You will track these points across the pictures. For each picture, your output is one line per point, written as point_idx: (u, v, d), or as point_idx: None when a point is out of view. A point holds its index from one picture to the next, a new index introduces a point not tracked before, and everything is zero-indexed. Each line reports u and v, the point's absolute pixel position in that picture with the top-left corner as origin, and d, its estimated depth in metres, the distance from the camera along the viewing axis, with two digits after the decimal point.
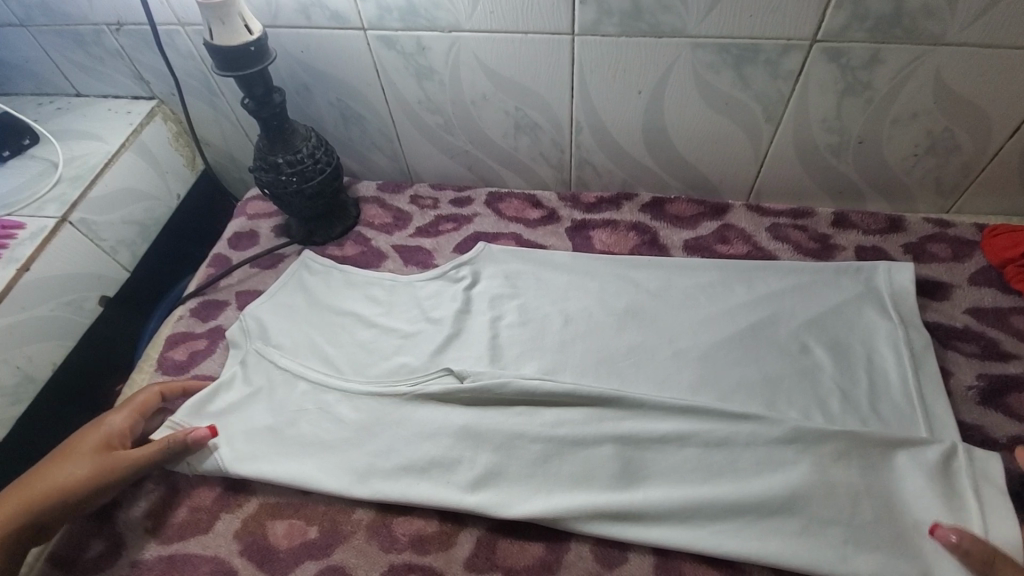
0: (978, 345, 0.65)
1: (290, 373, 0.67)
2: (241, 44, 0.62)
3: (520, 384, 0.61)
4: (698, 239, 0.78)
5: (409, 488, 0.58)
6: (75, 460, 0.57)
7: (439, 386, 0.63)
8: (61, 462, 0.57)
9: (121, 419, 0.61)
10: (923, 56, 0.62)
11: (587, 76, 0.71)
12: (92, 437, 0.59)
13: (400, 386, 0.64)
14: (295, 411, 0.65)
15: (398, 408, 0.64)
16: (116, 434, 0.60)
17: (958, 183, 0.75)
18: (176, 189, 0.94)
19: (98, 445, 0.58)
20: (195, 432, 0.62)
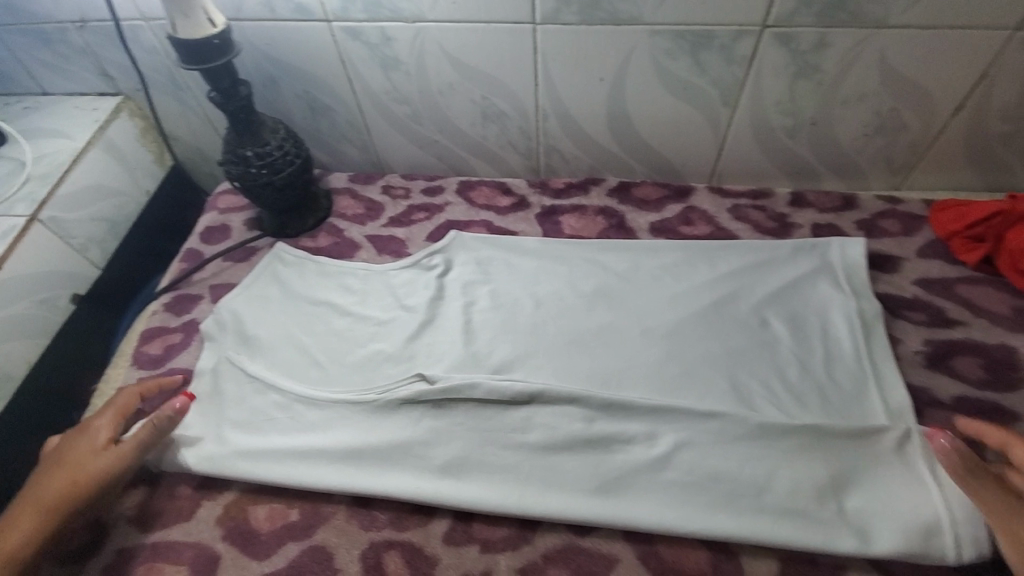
0: (925, 313, 0.69)
1: (258, 379, 0.67)
2: (205, 37, 0.63)
3: (490, 386, 0.62)
4: (664, 221, 0.81)
5: (380, 478, 0.59)
6: (73, 468, 0.56)
7: (407, 390, 0.63)
8: (57, 475, 0.55)
9: (104, 420, 0.60)
10: (867, 39, 0.65)
11: (551, 65, 0.73)
12: (83, 443, 0.58)
13: (370, 395, 0.64)
14: (261, 426, 0.64)
15: (365, 416, 0.64)
16: (103, 434, 0.59)
17: (907, 161, 0.79)
18: (145, 185, 0.93)
19: (91, 449, 0.57)
20: (174, 404, 0.63)
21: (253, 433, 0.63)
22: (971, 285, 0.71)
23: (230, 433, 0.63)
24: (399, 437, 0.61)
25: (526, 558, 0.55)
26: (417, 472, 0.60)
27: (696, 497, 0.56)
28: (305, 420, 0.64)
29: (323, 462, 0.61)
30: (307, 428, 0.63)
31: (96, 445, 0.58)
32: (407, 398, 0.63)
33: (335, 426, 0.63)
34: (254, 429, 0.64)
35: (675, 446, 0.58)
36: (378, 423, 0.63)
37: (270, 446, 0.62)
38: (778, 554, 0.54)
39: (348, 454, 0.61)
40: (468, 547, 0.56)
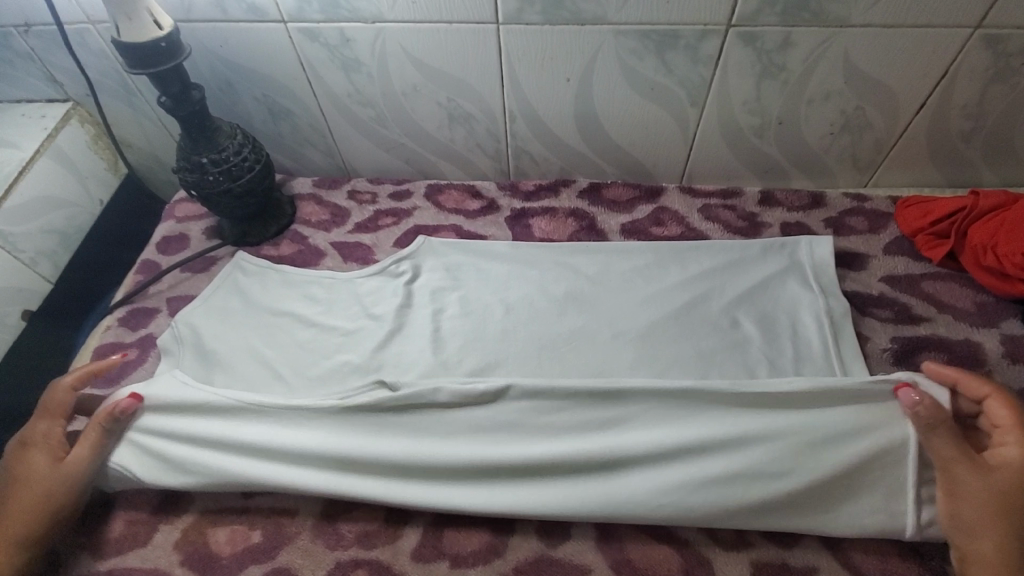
0: (892, 310, 0.69)
1: (191, 388, 0.62)
2: (152, 40, 0.60)
3: (453, 390, 0.59)
4: (635, 222, 0.80)
5: (344, 479, 0.58)
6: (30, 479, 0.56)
7: (365, 398, 0.59)
8: (13, 488, 0.56)
9: (46, 424, 0.60)
10: (830, 38, 0.65)
11: (516, 65, 0.71)
12: (32, 453, 0.58)
13: (328, 400, 0.60)
14: (212, 417, 0.61)
15: (322, 417, 0.60)
16: (51, 438, 0.59)
17: (873, 158, 0.79)
18: (99, 195, 0.89)
19: (44, 458, 0.57)
20: (116, 404, 0.60)
21: (203, 424, 0.60)
22: (936, 281, 0.71)
23: (180, 421, 0.60)
24: (359, 443, 0.58)
25: (497, 571, 0.54)
26: (383, 471, 0.58)
27: None
28: (255, 423, 0.60)
29: (282, 463, 0.59)
30: (258, 427, 0.60)
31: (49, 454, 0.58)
32: (363, 403, 0.59)
33: (286, 432, 0.59)
34: (206, 422, 0.60)
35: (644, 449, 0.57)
36: (335, 427, 0.59)
37: (223, 437, 0.59)
38: (749, 557, 0.53)
39: (308, 458, 0.58)
40: (438, 564, 0.55)
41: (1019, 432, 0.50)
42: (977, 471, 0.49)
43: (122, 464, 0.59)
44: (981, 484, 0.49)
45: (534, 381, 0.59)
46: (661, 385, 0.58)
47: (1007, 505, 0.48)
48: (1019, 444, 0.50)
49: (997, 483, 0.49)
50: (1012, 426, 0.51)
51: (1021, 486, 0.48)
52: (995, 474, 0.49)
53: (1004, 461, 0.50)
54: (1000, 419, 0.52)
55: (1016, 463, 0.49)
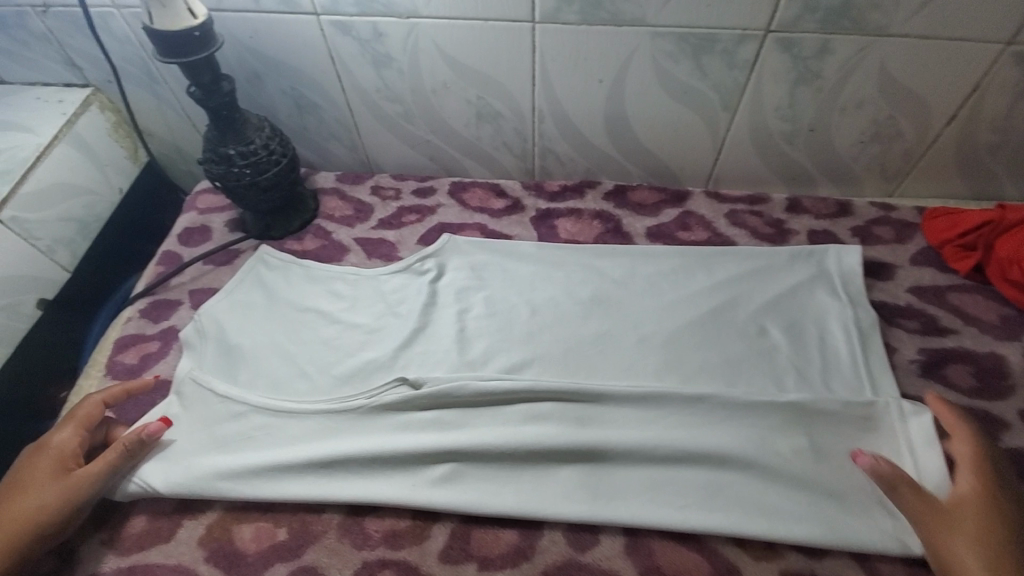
0: (920, 321, 0.69)
1: (231, 399, 0.63)
2: (185, 29, 0.59)
3: (479, 386, 0.61)
4: (661, 226, 0.80)
5: (373, 486, 0.57)
6: (31, 494, 0.53)
7: (394, 396, 0.61)
8: (11, 500, 0.53)
9: (66, 436, 0.57)
10: (867, 47, 0.65)
11: (549, 65, 0.70)
12: (41, 465, 0.55)
13: (356, 401, 0.62)
14: (234, 446, 0.61)
15: (346, 432, 0.61)
16: (65, 454, 0.56)
17: (900, 168, 0.79)
18: (118, 182, 0.88)
19: (51, 474, 0.54)
20: (147, 428, 0.59)
21: (226, 458, 0.59)
22: (961, 293, 0.71)
23: (200, 464, 0.59)
24: (387, 450, 0.58)
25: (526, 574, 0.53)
26: (406, 471, 0.59)
27: (695, 511, 0.55)
28: (282, 437, 0.61)
29: (307, 478, 0.58)
30: (285, 445, 0.60)
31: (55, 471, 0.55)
32: (397, 405, 0.61)
33: (316, 438, 0.60)
34: (237, 428, 0.62)
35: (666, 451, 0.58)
36: (363, 431, 0.61)
37: (245, 470, 0.58)
38: (780, 568, 0.53)
39: (332, 467, 0.58)
40: (466, 566, 0.54)
41: (971, 468, 0.53)
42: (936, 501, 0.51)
43: (147, 478, 0.58)
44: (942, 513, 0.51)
45: (561, 381, 0.61)
46: (682, 401, 0.60)
47: (973, 531, 0.49)
48: (973, 477, 0.52)
49: (968, 514, 0.50)
50: (970, 462, 0.53)
51: (990, 517, 0.49)
52: (965, 508, 0.50)
53: (961, 493, 0.52)
54: (960, 456, 0.54)
55: (976, 497, 0.51)
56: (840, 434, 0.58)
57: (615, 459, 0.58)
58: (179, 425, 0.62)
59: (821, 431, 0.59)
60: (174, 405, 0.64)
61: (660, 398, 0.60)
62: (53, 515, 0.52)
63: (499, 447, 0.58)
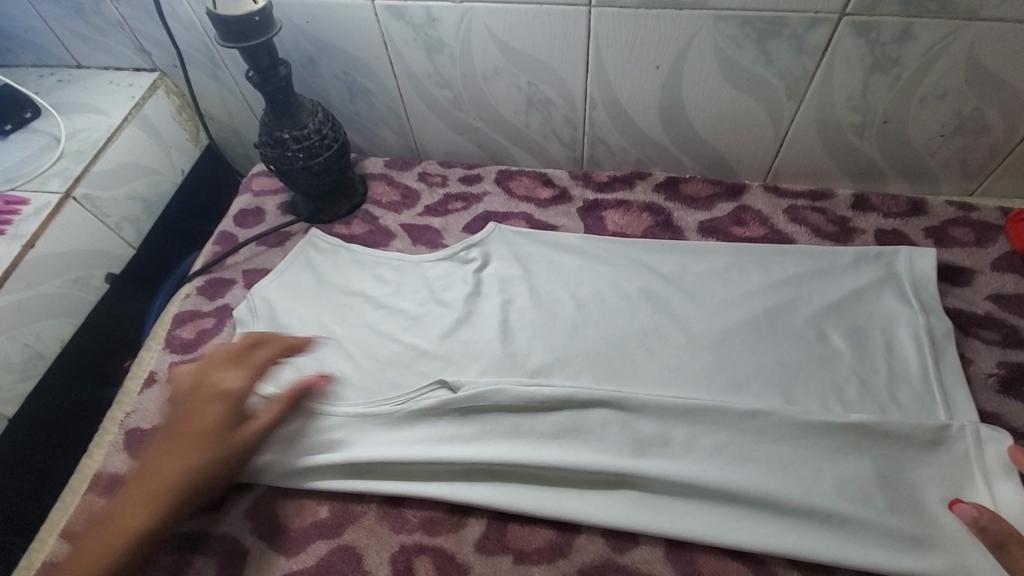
0: (1000, 332, 0.64)
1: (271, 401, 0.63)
2: (246, 14, 0.60)
3: (518, 391, 0.59)
4: (714, 221, 0.77)
5: (411, 482, 0.58)
6: (207, 438, 0.54)
7: (431, 400, 0.60)
8: (172, 451, 0.54)
9: (234, 379, 0.57)
10: (955, 32, 0.59)
11: (603, 50, 0.68)
12: (217, 405, 0.55)
13: (394, 404, 0.61)
14: (274, 447, 0.60)
15: (388, 429, 0.61)
16: (256, 397, 0.56)
17: (984, 165, 0.73)
18: (180, 164, 0.92)
19: (223, 416, 0.55)
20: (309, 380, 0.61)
21: (271, 457, 0.60)
22: None
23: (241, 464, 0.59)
24: (417, 456, 0.58)
25: (562, 572, 0.53)
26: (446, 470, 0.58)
27: (739, 521, 0.53)
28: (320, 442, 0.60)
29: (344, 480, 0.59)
30: (323, 445, 0.60)
31: (232, 416, 0.56)
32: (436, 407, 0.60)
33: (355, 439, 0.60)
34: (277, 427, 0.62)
35: (710, 453, 0.56)
36: (400, 434, 0.60)
37: (276, 475, 0.59)
38: None
39: (371, 471, 0.59)
40: (502, 557, 0.54)
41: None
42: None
43: None
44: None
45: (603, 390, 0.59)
46: (733, 407, 0.57)
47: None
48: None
49: None
50: None
51: None
52: None
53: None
54: None
55: None
56: (905, 451, 0.54)
57: (660, 465, 0.55)
58: None
59: (884, 444, 0.55)
60: None
61: (707, 399, 0.58)
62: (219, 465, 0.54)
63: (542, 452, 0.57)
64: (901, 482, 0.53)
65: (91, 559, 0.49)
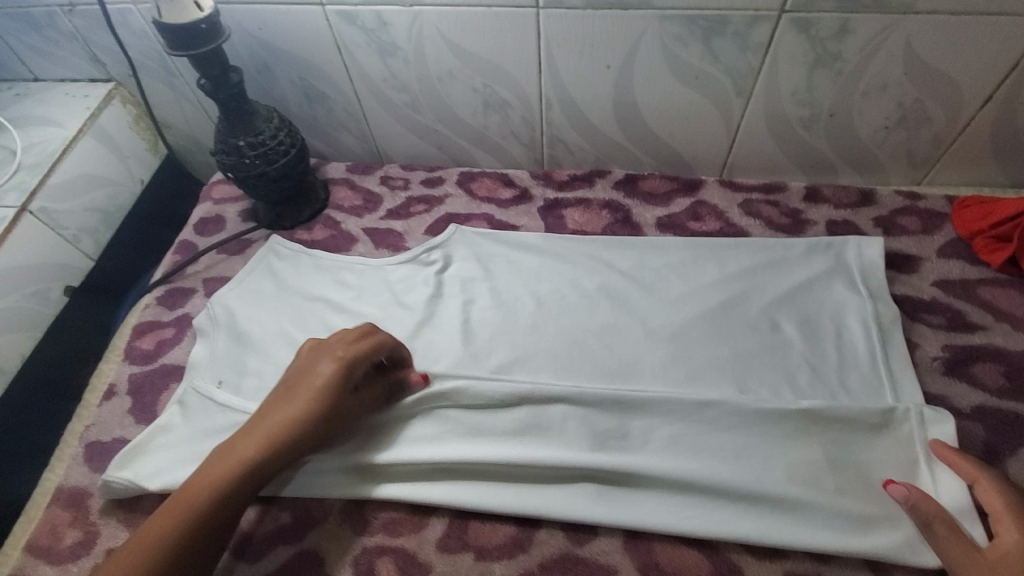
0: (945, 316, 0.65)
1: (230, 409, 0.63)
2: (191, 22, 0.60)
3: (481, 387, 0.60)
4: (671, 216, 0.78)
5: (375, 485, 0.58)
6: (309, 390, 0.55)
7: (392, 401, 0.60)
8: (258, 424, 0.54)
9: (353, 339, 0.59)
10: (891, 26, 0.61)
11: (554, 51, 0.69)
12: (323, 362, 0.57)
13: None
14: None
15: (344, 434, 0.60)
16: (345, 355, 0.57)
17: (929, 155, 0.75)
18: (139, 174, 0.91)
19: (337, 372, 0.56)
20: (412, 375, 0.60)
21: None
22: (994, 287, 0.67)
23: None
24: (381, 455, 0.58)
25: (522, 567, 0.53)
26: (409, 470, 0.59)
27: (693, 511, 0.54)
28: None
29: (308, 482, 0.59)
30: None
31: (346, 375, 0.56)
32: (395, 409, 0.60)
33: None
34: None
35: (666, 440, 0.57)
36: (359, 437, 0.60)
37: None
38: (784, 570, 0.51)
39: (333, 474, 0.59)
40: (463, 555, 0.54)
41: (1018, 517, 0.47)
42: (977, 553, 0.47)
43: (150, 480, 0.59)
44: (983, 565, 0.46)
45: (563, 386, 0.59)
46: (686, 397, 0.58)
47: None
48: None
49: None
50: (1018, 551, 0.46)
51: None
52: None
53: (1005, 546, 0.47)
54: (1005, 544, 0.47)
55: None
56: (852, 435, 0.56)
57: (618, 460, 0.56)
58: (171, 439, 0.62)
59: (833, 429, 0.56)
60: (176, 414, 0.64)
61: (662, 390, 0.59)
62: (295, 441, 0.54)
63: (503, 451, 0.57)
64: (850, 463, 0.55)
65: (184, 497, 0.50)
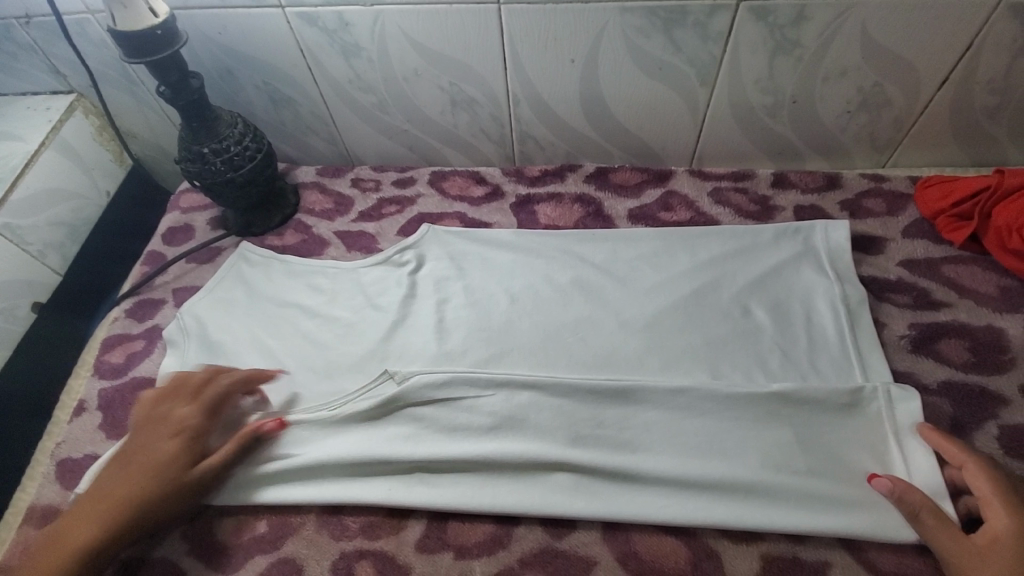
0: (911, 295, 0.67)
1: None
2: (147, 28, 0.59)
3: (461, 379, 0.60)
4: (642, 208, 0.78)
5: (355, 487, 0.58)
6: (147, 464, 0.55)
7: (366, 403, 0.60)
8: (92, 501, 0.53)
9: (190, 411, 0.58)
10: (846, 12, 0.62)
11: (518, 47, 0.69)
12: (160, 439, 0.56)
13: (321, 412, 0.61)
14: None
15: (320, 439, 0.60)
16: (185, 430, 0.57)
17: (891, 137, 0.76)
18: (105, 185, 0.90)
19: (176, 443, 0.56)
20: (262, 424, 0.59)
21: None
22: (957, 265, 0.68)
23: None
24: (362, 454, 0.58)
25: (502, 563, 0.53)
26: (389, 471, 0.58)
27: (669, 500, 0.54)
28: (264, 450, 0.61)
29: (289, 488, 0.58)
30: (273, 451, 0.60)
31: (188, 446, 0.56)
32: (371, 411, 0.60)
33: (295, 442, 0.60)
34: None
35: (641, 428, 0.58)
36: (337, 439, 0.60)
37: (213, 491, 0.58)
38: (759, 553, 0.52)
39: (311, 477, 0.59)
40: (443, 554, 0.54)
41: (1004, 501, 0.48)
42: (967, 539, 0.47)
43: None
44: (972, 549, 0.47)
45: (535, 374, 0.61)
46: (657, 384, 0.59)
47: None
48: (1012, 516, 0.47)
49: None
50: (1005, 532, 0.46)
51: None
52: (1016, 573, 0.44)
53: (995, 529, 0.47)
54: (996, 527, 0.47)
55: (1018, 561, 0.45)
56: (822, 415, 0.57)
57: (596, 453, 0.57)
58: None
59: (804, 411, 0.57)
60: None
61: (636, 379, 0.60)
62: (136, 515, 0.53)
63: (481, 450, 0.57)
64: (821, 443, 0.56)
65: None
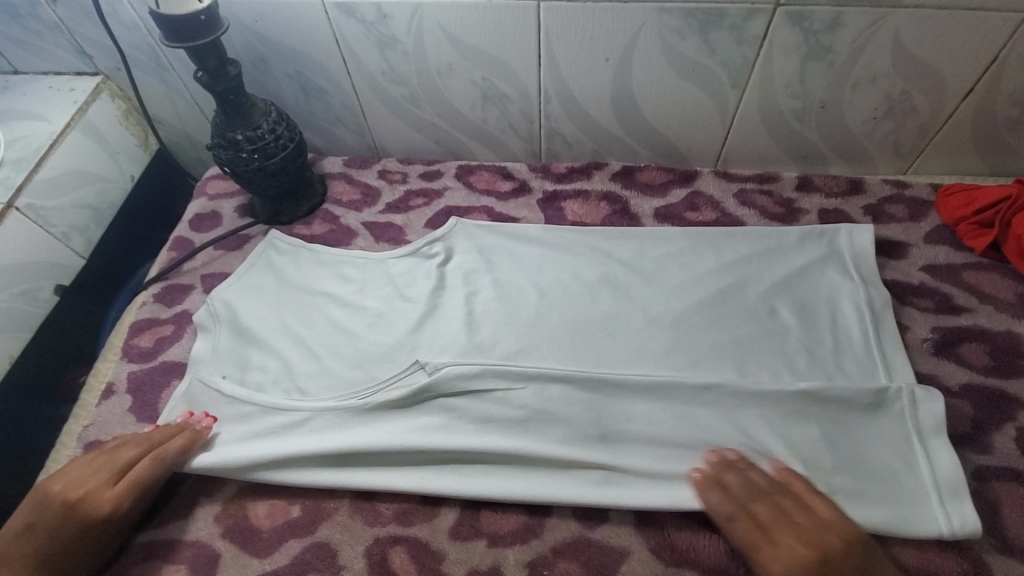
0: (933, 299, 0.68)
1: (238, 401, 0.63)
2: (190, 13, 0.59)
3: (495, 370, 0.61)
4: (669, 207, 0.79)
5: (388, 475, 0.58)
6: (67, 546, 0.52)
7: (399, 391, 0.61)
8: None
9: (119, 501, 0.54)
10: (881, 19, 0.63)
11: (554, 45, 0.70)
12: (82, 521, 0.52)
13: (352, 399, 0.62)
14: (246, 441, 0.60)
15: (353, 426, 0.61)
16: (115, 514, 0.54)
17: (915, 145, 0.77)
18: (129, 170, 0.90)
19: (103, 527, 0.53)
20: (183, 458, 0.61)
21: (245, 449, 0.59)
22: (977, 271, 0.70)
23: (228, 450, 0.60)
24: (396, 442, 0.58)
25: (536, 551, 0.54)
26: (422, 459, 0.59)
27: None
28: (297, 430, 0.61)
29: (321, 471, 0.59)
30: (303, 435, 0.61)
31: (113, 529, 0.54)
32: (404, 399, 0.61)
33: (326, 429, 0.61)
34: (247, 427, 0.62)
35: (672, 423, 0.59)
36: (369, 426, 0.60)
37: (240, 466, 0.59)
38: None
39: (342, 462, 0.59)
40: (476, 543, 0.55)
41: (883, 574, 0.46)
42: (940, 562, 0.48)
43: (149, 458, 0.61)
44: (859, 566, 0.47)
45: (567, 368, 0.61)
46: (688, 379, 0.60)
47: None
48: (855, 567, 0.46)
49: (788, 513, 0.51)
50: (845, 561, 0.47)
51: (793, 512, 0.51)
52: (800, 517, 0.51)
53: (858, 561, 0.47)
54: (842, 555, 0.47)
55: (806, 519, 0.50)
56: (850, 415, 0.58)
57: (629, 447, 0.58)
58: None
59: (832, 410, 0.58)
60: (183, 411, 0.64)
61: (667, 374, 0.61)
62: None
63: (514, 443, 0.58)
64: (848, 443, 0.57)
65: None
